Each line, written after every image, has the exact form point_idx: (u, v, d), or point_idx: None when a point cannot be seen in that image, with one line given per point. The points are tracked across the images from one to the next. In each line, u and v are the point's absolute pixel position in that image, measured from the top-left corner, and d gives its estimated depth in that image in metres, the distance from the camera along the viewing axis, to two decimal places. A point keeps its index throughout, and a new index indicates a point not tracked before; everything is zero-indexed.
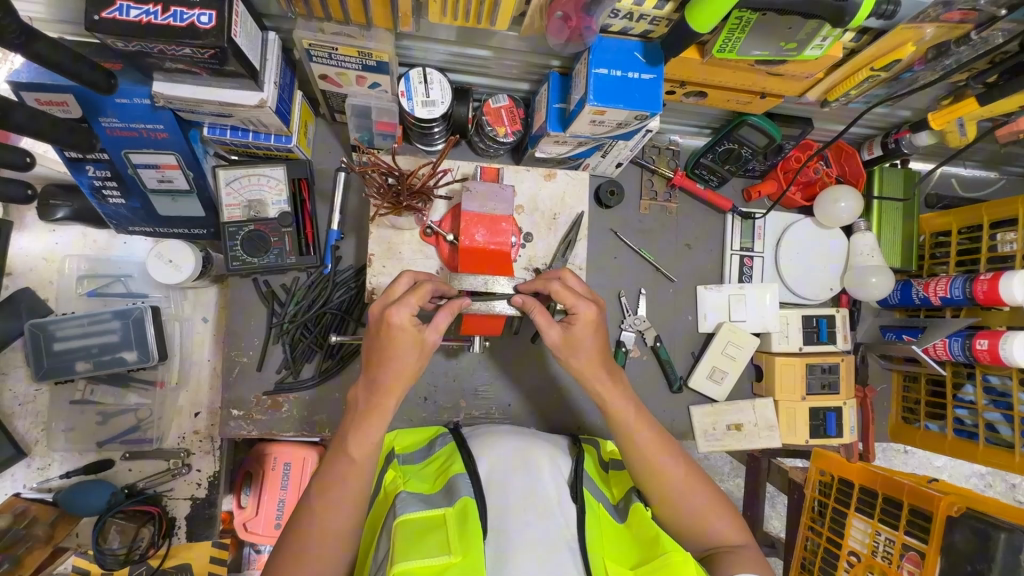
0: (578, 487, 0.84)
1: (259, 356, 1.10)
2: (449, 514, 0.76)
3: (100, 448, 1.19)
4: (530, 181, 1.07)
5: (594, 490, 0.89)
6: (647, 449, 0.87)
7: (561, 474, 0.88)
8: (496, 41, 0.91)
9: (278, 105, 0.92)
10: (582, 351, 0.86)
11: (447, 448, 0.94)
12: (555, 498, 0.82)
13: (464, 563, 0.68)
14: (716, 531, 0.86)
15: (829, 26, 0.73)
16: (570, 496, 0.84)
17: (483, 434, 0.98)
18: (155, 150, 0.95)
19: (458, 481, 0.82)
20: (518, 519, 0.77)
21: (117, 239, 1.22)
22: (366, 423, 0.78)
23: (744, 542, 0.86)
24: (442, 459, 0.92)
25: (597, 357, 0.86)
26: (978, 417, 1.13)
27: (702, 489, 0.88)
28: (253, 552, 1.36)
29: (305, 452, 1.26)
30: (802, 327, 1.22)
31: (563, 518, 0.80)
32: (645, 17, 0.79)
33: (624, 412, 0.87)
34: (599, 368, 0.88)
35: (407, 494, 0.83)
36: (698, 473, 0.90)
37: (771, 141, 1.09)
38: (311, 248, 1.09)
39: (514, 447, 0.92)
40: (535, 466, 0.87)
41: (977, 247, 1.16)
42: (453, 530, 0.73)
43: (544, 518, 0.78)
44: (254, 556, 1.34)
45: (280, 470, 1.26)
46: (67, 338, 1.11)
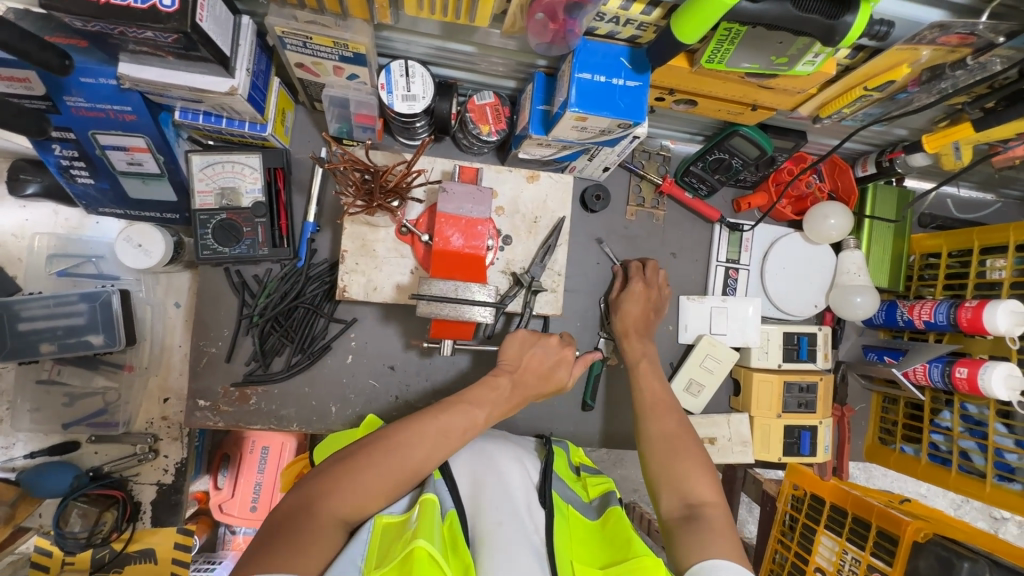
0: (547, 492, 0.85)
1: (228, 347, 1.07)
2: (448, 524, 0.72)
3: (65, 430, 1.17)
4: (512, 182, 1.05)
5: (562, 491, 0.92)
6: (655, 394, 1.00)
7: (528, 480, 0.88)
8: (479, 37, 0.87)
9: (251, 92, 0.89)
10: (626, 311, 1.11)
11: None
12: (524, 503, 0.81)
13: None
14: (698, 486, 0.83)
15: (820, 43, 0.69)
16: (538, 502, 0.84)
17: None
18: (124, 132, 0.92)
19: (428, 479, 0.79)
20: (487, 516, 0.76)
21: (89, 219, 1.19)
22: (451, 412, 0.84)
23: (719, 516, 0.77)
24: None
25: (637, 314, 1.11)
26: (952, 444, 1.12)
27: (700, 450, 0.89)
28: (227, 533, 1.41)
29: (283, 440, 1.33)
30: (782, 344, 1.20)
31: (532, 523, 0.79)
32: (632, 22, 0.75)
33: (638, 357, 1.07)
34: (637, 330, 1.11)
35: None
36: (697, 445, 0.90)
37: (763, 153, 1.08)
38: (284, 240, 1.06)
39: (487, 449, 0.93)
40: (505, 470, 0.87)
41: (966, 272, 1.14)
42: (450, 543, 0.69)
43: (514, 519, 0.76)
44: (229, 537, 1.39)
45: (257, 454, 1.32)
46: (33, 317, 1.07)
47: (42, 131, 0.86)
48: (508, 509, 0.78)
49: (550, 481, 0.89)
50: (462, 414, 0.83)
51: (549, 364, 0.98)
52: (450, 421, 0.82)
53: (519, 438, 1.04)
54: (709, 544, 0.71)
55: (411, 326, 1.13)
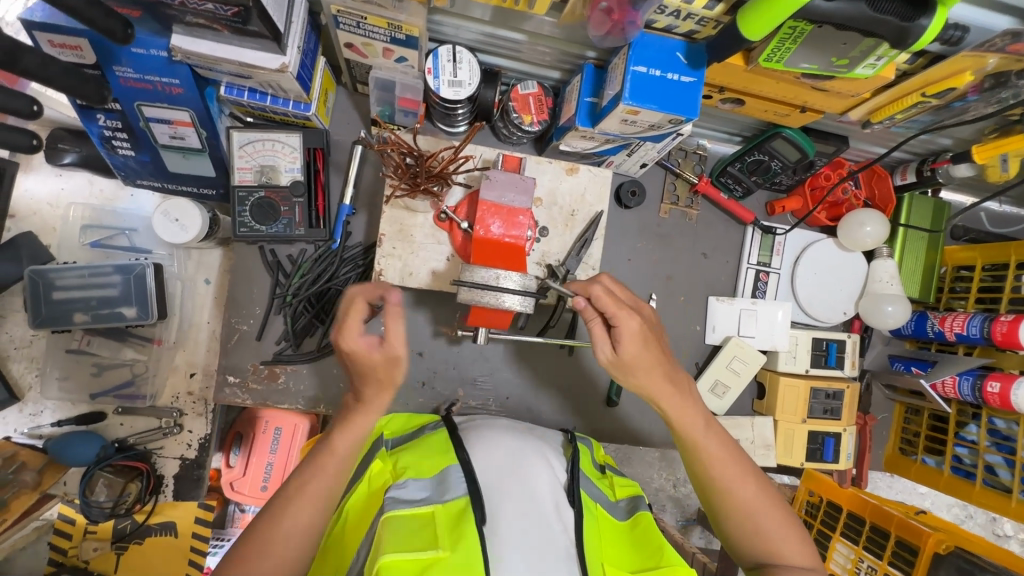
0: (575, 491, 0.85)
1: (259, 325, 1.07)
2: (437, 511, 0.80)
3: (93, 400, 1.18)
4: (551, 173, 1.05)
5: (591, 490, 0.92)
6: (715, 452, 0.85)
7: (556, 477, 0.89)
8: (531, 24, 0.87)
9: (300, 70, 0.88)
10: (638, 368, 0.84)
11: (438, 436, 0.96)
12: (551, 504, 0.83)
13: (451, 560, 0.73)
14: (786, 549, 0.82)
15: (886, 45, 0.68)
16: (566, 501, 0.85)
17: (476, 427, 0.99)
18: (169, 105, 0.92)
19: (451, 472, 0.86)
20: (518, 519, 0.79)
21: (125, 191, 1.19)
22: (356, 425, 0.79)
23: (813, 570, 0.81)
24: (436, 444, 0.93)
25: (654, 367, 0.84)
26: (977, 457, 1.12)
27: (779, 508, 0.85)
28: (236, 510, 1.41)
29: (295, 422, 1.31)
30: (811, 350, 1.19)
31: (560, 523, 0.81)
32: (693, 16, 0.74)
33: (695, 422, 0.85)
34: (662, 378, 0.85)
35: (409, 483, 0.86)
36: (775, 496, 0.86)
37: (804, 156, 1.07)
38: (321, 221, 1.06)
39: (513, 445, 0.92)
40: (533, 468, 0.88)
41: (1000, 287, 1.13)
42: (442, 525, 0.78)
43: (541, 524, 0.80)
44: (237, 514, 1.39)
45: (270, 434, 1.31)
46: (68, 288, 1.08)
47: (101, 99, 0.85)
48: (536, 512, 0.81)
49: (578, 478, 0.89)
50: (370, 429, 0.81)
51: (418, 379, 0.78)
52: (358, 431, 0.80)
53: (545, 432, 1.04)
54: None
55: (440, 313, 1.13)
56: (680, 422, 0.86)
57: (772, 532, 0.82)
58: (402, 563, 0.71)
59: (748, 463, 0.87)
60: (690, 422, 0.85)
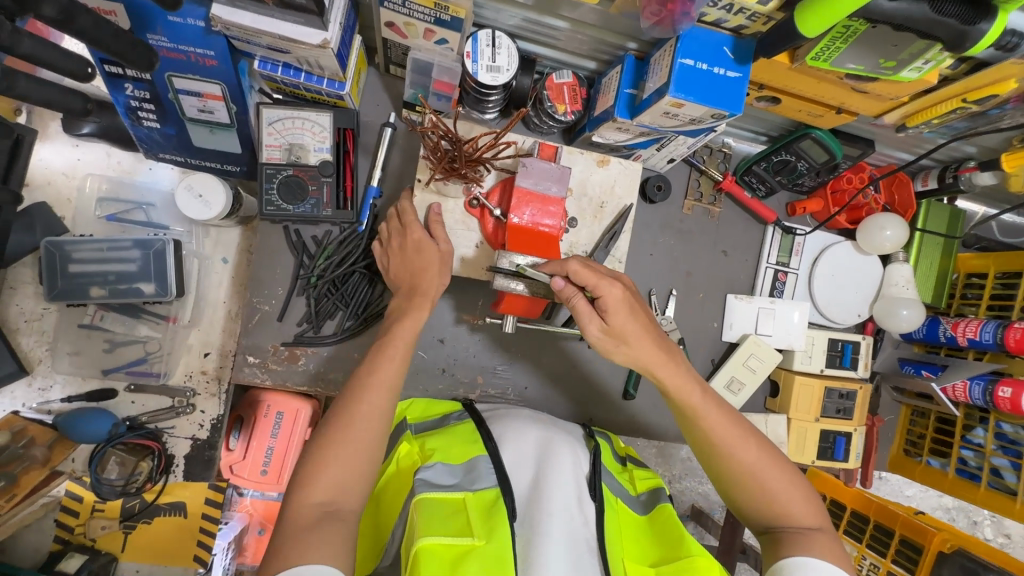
0: (598, 485, 0.86)
1: (281, 306, 1.06)
2: (468, 498, 0.80)
3: (105, 375, 1.16)
4: (582, 164, 1.04)
5: (612, 485, 0.93)
6: (711, 420, 0.85)
7: (580, 469, 0.89)
8: (575, 12, 0.86)
9: (339, 48, 0.87)
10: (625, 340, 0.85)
11: (464, 426, 0.97)
12: (575, 495, 0.84)
13: (488, 547, 0.73)
14: (794, 512, 0.80)
15: (937, 48, 0.69)
16: (589, 494, 0.86)
17: (499, 418, 1.00)
18: (201, 77, 0.90)
19: (479, 461, 0.87)
20: (542, 509, 0.80)
21: (143, 164, 1.17)
22: (371, 390, 0.82)
23: (823, 530, 0.79)
24: (462, 433, 0.94)
25: (642, 337, 0.85)
26: (983, 460, 1.15)
27: (785, 471, 0.83)
28: (235, 494, 1.26)
29: (299, 406, 1.16)
30: (826, 350, 1.21)
31: (581, 517, 0.82)
32: (745, 11, 0.74)
33: (686, 389, 0.86)
34: (654, 347, 0.86)
35: (438, 466, 0.86)
36: (778, 456, 0.85)
37: (832, 158, 1.08)
38: (348, 202, 1.04)
39: (537, 437, 0.93)
40: (556, 460, 0.88)
41: (1012, 295, 1.15)
42: (475, 513, 0.78)
43: (564, 515, 0.80)
44: (237, 499, 1.25)
45: (272, 418, 1.17)
46: (84, 261, 1.06)
47: (148, 65, 0.79)
48: (559, 504, 0.81)
49: (600, 472, 0.90)
50: (376, 396, 0.81)
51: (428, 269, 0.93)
52: (374, 395, 0.81)
53: (566, 423, 1.05)
54: (817, 556, 0.75)
55: (463, 300, 1.12)
56: (673, 390, 0.86)
57: (776, 491, 0.81)
58: (438, 549, 0.72)
59: (747, 424, 0.86)
60: (683, 389, 0.85)
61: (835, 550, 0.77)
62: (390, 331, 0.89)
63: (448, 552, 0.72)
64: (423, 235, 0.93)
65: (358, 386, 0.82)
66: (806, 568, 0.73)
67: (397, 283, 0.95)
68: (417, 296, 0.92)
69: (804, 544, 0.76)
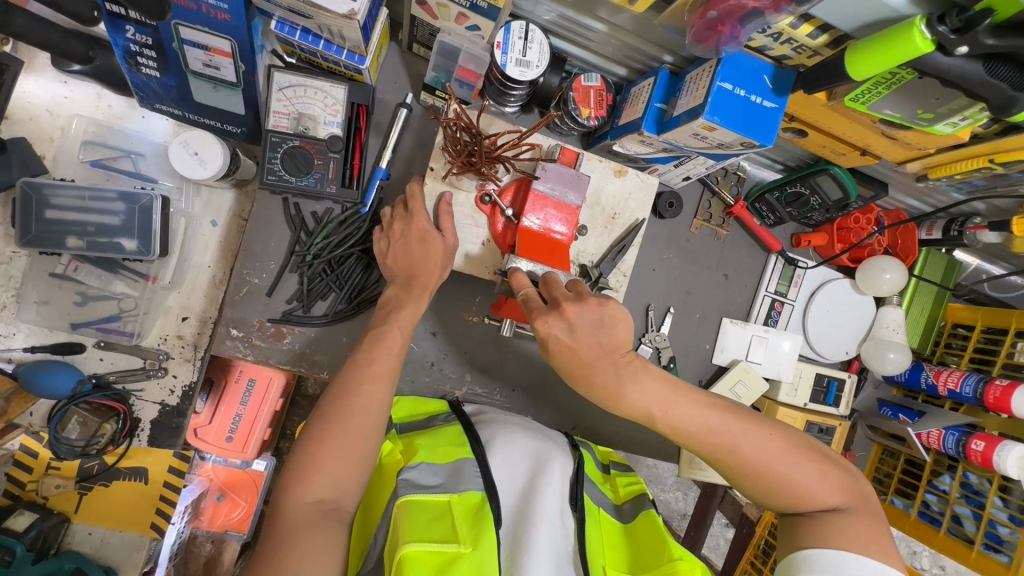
0: (579, 494, 0.85)
1: (272, 281, 1.01)
2: (453, 502, 0.79)
3: (73, 329, 1.11)
4: (599, 173, 1.02)
5: (594, 495, 0.93)
6: (705, 425, 0.81)
7: (564, 477, 0.88)
8: (616, 16, 0.83)
9: (365, 20, 0.82)
10: (603, 338, 0.81)
11: (451, 428, 0.95)
12: (557, 507, 0.83)
13: (473, 556, 0.72)
14: (813, 495, 0.80)
15: (978, 107, 0.68)
16: (571, 504, 0.85)
17: (489, 423, 0.99)
18: (210, 30, 0.83)
19: (465, 465, 0.85)
20: (528, 517, 0.80)
21: (136, 112, 1.10)
22: (360, 388, 0.80)
23: (843, 505, 0.80)
24: (450, 434, 0.92)
25: (610, 342, 0.82)
26: (946, 507, 1.18)
27: (795, 454, 0.81)
28: (199, 459, 1.28)
29: (273, 376, 1.19)
30: (812, 384, 1.23)
31: (563, 528, 0.81)
32: (791, 42, 0.72)
33: (655, 402, 0.81)
34: (621, 355, 0.83)
35: (421, 468, 0.84)
36: (785, 438, 0.83)
37: (845, 197, 1.07)
38: (354, 181, 1.00)
39: (524, 445, 0.93)
40: (540, 468, 0.88)
41: (995, 351, 1.18)
42: (460, 518, 0.77)
43: (548, 524, 0.80)
44: (199, 464, 1.27)
45: (243, 385, 1.19)
46: (63, 208, 0.99)
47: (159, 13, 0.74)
48: (542, 512, 0.81)
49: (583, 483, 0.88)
50: (370, 392, 0.80)
51: (426, 261, 0.90)
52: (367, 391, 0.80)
53: (551, 432, 1.03)
54: (843, 546, 0.75)
55: (459, 295, 1.10)
56: (639, 411, 0.82)
57: (790, 483, 0.80)
58: (424, 556, 0.71)
59: (744, 414, 0.83)
60: (652, 409, 0.81)
61: (862, 530, 0.77)
62: (385, 324, 0.87)
63: (434, 559, 0.71)
64: (429, 225, 0.90)
65: (353, 379, 0.81)
66: (844, 566, 0.73)
67: (394, 272, 0.92)
68: (415, 288, 0.89)
69: (828, 531, 0.77)
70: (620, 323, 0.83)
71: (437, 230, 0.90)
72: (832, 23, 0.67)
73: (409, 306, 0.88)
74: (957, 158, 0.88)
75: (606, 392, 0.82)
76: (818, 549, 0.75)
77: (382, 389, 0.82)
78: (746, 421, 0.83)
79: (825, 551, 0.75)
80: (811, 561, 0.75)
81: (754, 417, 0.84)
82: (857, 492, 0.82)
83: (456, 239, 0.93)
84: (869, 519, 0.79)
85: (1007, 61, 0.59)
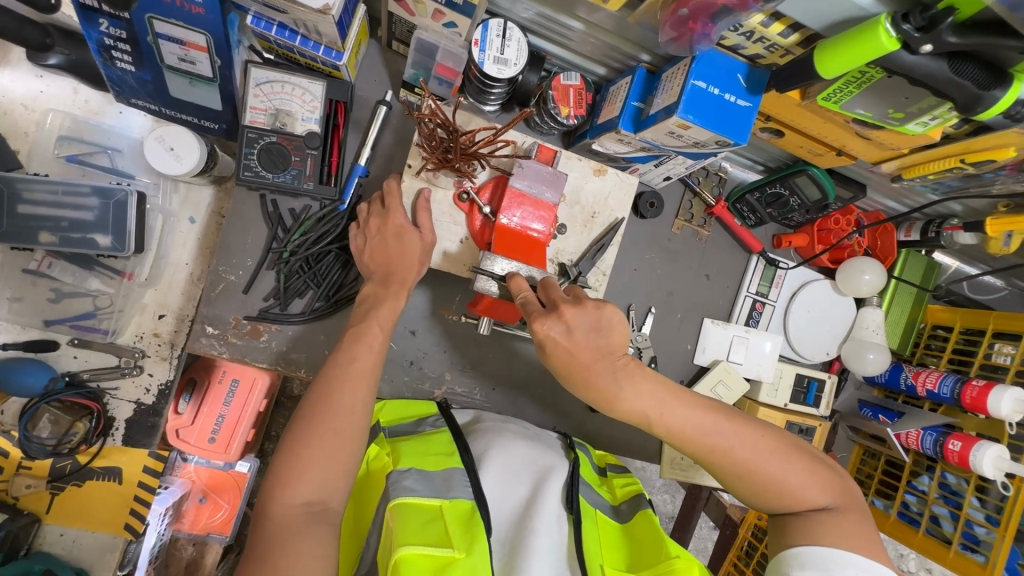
0: (575, 497, 0.86)
1: (248, 278, 1.00)
2: (445, 506, 0.79)
3: (46, 326, 1.09)
4: (579, 171, 1.02)
5: (591, 498, 0.92)
6: (696, 427, 0.81)
7: (558, 483, 0.89)
8: (593, 15, 0.83)
9: (341, 15, 0.82)
10: (578, 337, 0.81)
11: (440, 434, 0.94)
12: (554, 513, 0.84)
13: (466, 561, 0.72)
14: (805, 495, 0.79)
15: (947, 107, 0.69)
16: (567, 508, 0.86)
17: (484, 428, 0.99)
18: (184, 24, 0.83)
19: (455, 474, 0.85)
20: (527, 525, 0.81)
21: (113, 107, 1.09)
22: (335, 385, 0.80)
23: (835, 504, 0.79)
24: (437, 442, 0.92)
25: (586, 340, 0.81)
26: (925, 507, 1.18)
27: (786, 454, 0.81)
28: (179, 458, 1.24)
29: (257, 377, 1.17)
30: (793, 385, 1.23)
31: (560, 535, 0.83)
32: (764, 41, 0.73)
33: (638, 399, 0.81)
34: (599, 353, 0.82)
35: (402, 476, 0.84)
36: (775, 438, 0.82)
37: (824, 198, 1.08)
38: (332, 178, 0.99)
39: (520, 449, 0.94)
40: (538, 478, 0.89)
41: (972, 352, 1.19)
42: (452, 522, 0.77)
43: (546, 531, 0.81)
44: (179, 464, 1.23)
45: (226, 385, 1.17)
46: (35, 202, 0.97)
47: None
48: (540, 520, 0.82)
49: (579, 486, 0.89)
50: (344, 389, 0.80)
51: (402, 258, 0.89)
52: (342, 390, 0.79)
53: (545, 434, 1.04)
54: (837, 544, 0.74)
55: (439, 294, 1.09)
56: (616, 406, 0.82)
57: (782, 483, 0.79)
58: (419, 559, 0.71)
59: (733, 414, 0.83)
60: (647, 411, 0.81)
61: (854, 529, 0.77)
62: (364, 322, 0.86)
63: (428, 563, 0.71)
64: (406, 221, 0.90)
65: (329, 378, 0.80)
66: (832, 562, 0.72)
67: (371, 269, 0.91)
68: (392, 284, 0.89)
69: (822, 532, 0.76)
70: (616, 325, 0.83)
71: (414, 228, 0.90)
72: (803, 23, 0.67)
73: (385, 304, 0.88)
74: (931, 158, 0.88)
75: (581, 385, 0.82)
76: (808, 547, 0.74)
77: (361, 387, 0.81)
78: (737, 422, 0.82)
79: (814, 549, 0.74)
80: (801, 558, 0.74)
81: (742, 418, 0.83)
82: (848, 491, 0.82)
83: (434, 236, 0.93)
84: (859, 517, 0.79)
85: (972, 60, 0.60)
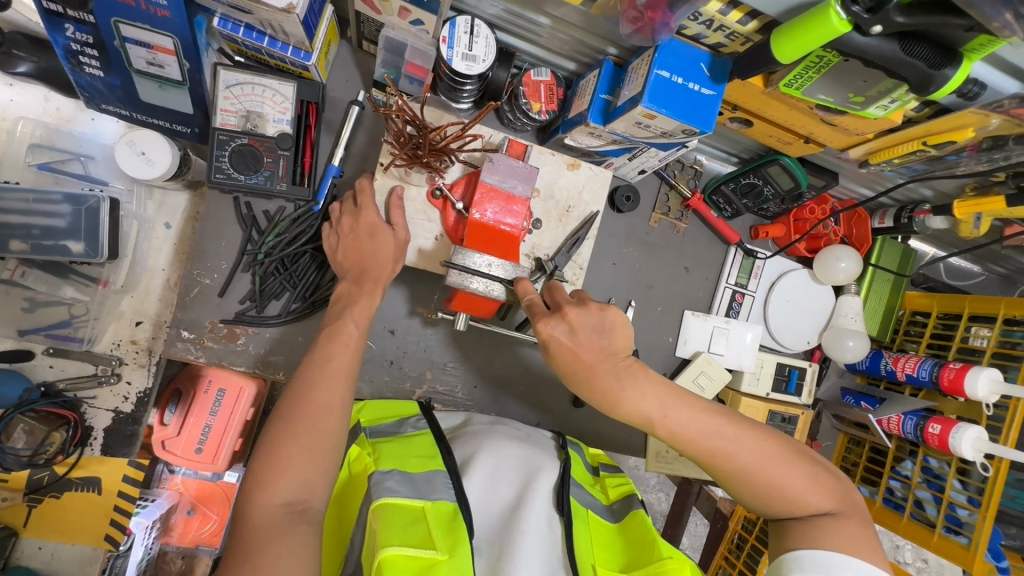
0: (564, 498, 0.85)
1: (223, 281, 1.00)
2: (428, 507, 0.78)
3: (21, 336, 1.08)
4: (552, 167, 1.02)
5: (580, 496, 0.92)
6: (699, 429, 0.81)
7: (548, 484, 0.89)
8: (557, 9, 0.84)
9: (306, 15, 0.82)
10: (552, 328, 0.81)
11: (423, 436, 0.94)
12: (544, 514, 0.83)
13: (450, 563, 0.71)
14: (808, 499, 0.78)
15: (904, 88, 0.70)
16: (557, 509, 0.85)
17: (483, 434, 0.98)
18: (150, 27, 0.82)
19: (438, 477, 0.84)
20: (517, 526, 0.80)
21: (85, 114, 1.09)
22: (309, 382, 0.79)
23: (840, 510, 0.78)
24: (421, 444, 0.92)
25: (560, 331, 0.81)
26: (909, 492, 1.19)
27: (789, 459, 0.81)
28: (166, 471, 1.31)
29: (243, 385, 1.18)
30: (774, 374, 1.23)
31: (551, 536, 0.82)
32: (723, 29, 0.74)
33: (618, 392, 0.81)
34: (573, 343, 0.82)
35: (381, 475, 0.83)
36: (779, 444, 0.82)
37: (796, 186, 1.09)
38: (305, 178, 0.99)
39: (516, 455, 0.93)
40: (529, 480, 0.88)
41: (950, 335, 1.20)
42: (435, 526, 0.76)
43: (536, 532, 0.80)
44: (166, 476, 1.31)
45: (212, 395, 1.17)
46: (5, 210, 0.96)
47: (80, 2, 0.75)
48: (530, 521, 0.81)
49: (569, 486, 0.89)
50: (318, 387, 0.79)
51: (376, 255, 0.89)
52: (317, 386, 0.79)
53: (537, 435, 1.05)
54: (838, 548, 0.73)
55: (418, 292, 1.09)
56: (592, 396, 0.82)
57: (784, 487, 0.78)
58: (403, 560, 0.70)
59: (733, 416, 0.83)
60: (651, 414, 0.81)
61: (856, 532, 0.75)
62: (340, 319, 0.86)
63: (412, 564, 0.70)
64: (378, 219, 0.90)
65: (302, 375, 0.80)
66: (834, 565, 0.71)
67: (345, 268, 0.91)
68: (367, 282, 0.89)
69: (824, 536, 0.74)
70: (621, 328, 0.83)
71: (388, 224, 0.90)
72: (759, 9, 0.68)
73: (360, 301, 0.87)
74: (896, 143, 0.90)
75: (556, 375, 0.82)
76: (808, 550, 0.73)
77: (337, 385, 0.81)
78: (739, 426, 0.82)
79: (815, 551, 0.72)
80: (800, 561, 0.73)
81: (744, 421, 0.83)
82: (852, 499, 0.80)
83: (408, 233, 0.93)
84: (859, 520, 0.78)
85: (923, 40, 0.61)
